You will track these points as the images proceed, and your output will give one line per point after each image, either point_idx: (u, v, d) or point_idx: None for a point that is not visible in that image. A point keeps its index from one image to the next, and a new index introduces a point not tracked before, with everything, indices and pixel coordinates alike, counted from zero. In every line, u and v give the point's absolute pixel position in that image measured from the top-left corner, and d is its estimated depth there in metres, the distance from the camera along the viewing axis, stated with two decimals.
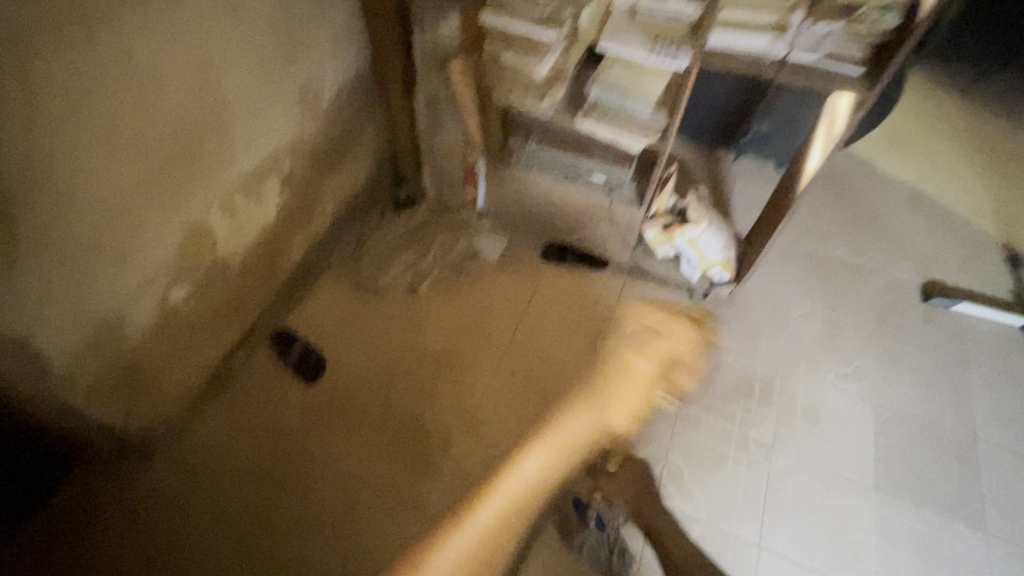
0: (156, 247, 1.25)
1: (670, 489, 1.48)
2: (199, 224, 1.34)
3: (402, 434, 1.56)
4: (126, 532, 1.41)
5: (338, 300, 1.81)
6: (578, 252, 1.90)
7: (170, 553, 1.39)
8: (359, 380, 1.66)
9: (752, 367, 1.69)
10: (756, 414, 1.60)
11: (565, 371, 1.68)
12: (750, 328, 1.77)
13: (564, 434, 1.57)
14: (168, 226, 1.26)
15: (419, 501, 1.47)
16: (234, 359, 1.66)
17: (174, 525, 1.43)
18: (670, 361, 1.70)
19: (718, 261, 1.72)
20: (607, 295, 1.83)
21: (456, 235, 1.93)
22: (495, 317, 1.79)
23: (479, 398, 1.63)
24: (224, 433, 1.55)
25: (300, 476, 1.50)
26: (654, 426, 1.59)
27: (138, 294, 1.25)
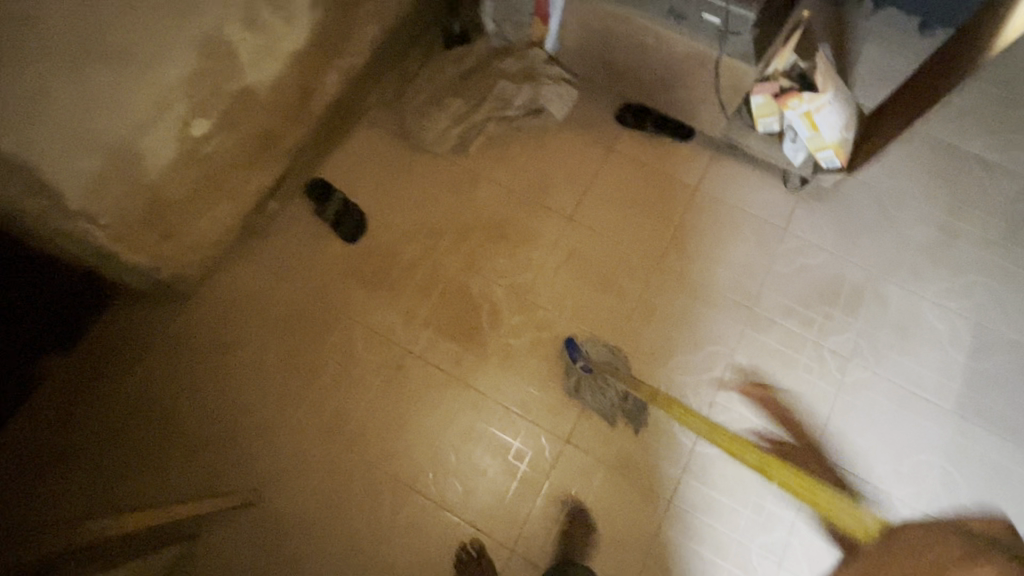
0: (169, 62, 1.00)
1: (729, 390, 1.37)
2: (223, 37, 1.07)
3: (448, 306, 1.45)
4: (164, 376, 1.39)
5: (379, 152, 1.61)
6: (662, 118, 1.62)
7: (214, 397, 1.38)
8: (402, 244, 1.51)
9: (843, 270, 1.49)
10: (837, 321, 1.43)
11: (629, 255, 1.50)
12: (847, 226, 1.53)
13: (621, 323, 1.44)
14: (178, 32, 0.99)
15: (461, 374, 1.41)
16: (267, 210, 1.50)
17: (213, 375, 1.40)
18: (748, 255, 1.50)
19: (831, 145, 1.42)
20: (686, 172, 1.59)
21: (517, 83, 1.62)
22: (555, 187, 1.58)
23: (532, 276, 1.48)
24: (263, 285, 1.47)
25: (340, 337, 1.43)
26: (721, 323, 1.43)
27: (154, 122, 1.03)
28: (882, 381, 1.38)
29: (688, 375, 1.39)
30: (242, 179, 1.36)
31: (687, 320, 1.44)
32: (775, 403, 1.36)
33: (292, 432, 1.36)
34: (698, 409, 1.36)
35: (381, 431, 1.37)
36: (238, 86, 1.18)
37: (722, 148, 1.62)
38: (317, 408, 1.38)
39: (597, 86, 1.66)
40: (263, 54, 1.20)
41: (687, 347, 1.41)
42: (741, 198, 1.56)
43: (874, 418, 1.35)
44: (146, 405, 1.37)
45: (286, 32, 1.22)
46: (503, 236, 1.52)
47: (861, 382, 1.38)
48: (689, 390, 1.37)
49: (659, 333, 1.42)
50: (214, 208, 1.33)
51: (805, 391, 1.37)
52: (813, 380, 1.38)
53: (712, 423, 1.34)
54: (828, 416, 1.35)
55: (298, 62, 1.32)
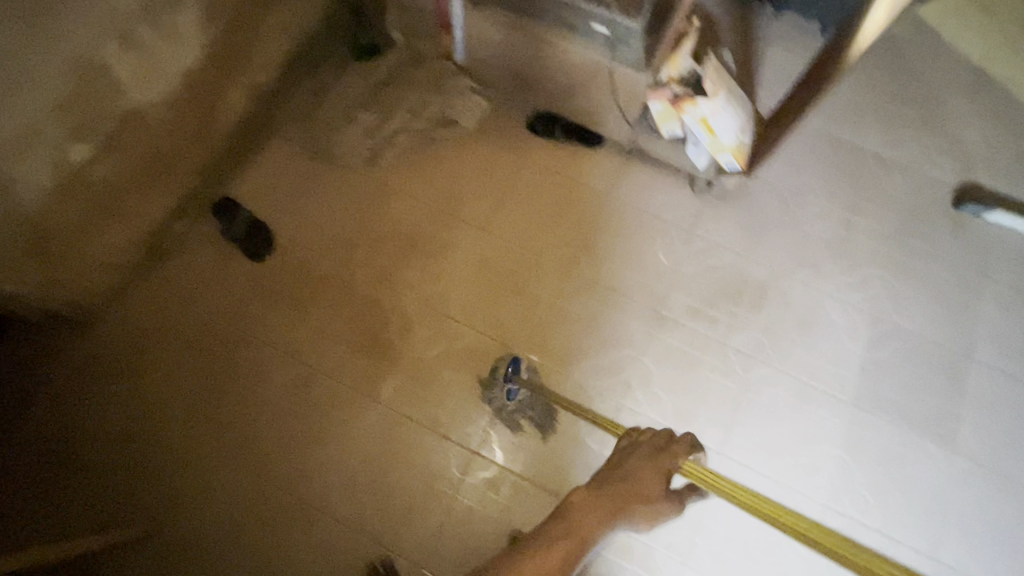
0: (34, 87, 0.97)
1: (636, 392, 1.39)
2: (97, 63, 1.06)
3: (358, 319, 1.45)
4: (66, 403, 1.35)
5: (291, 167, 1.60)
6: (571, 125, 1.64)
7: (116, 424, 1.34)
8: (311, 260, 1.50)
9: (747, 269, 1.52)
10: (741, 319, 1.47)
11: (541, 261, 1.51)
12: (752, 225, 1.57)
13: (533, 330, 1.45)
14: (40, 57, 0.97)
15: (371, 389, 1.39)
16: (172, 230, 1.49)
17: (116, 400, 1.35)
18: (657, 258, 1.53)
19: (730, 147, 1.47)
20: (596, 177, 1.61)
21: (427, 94, 1.61)
22: (467, 196, 1.58)
23: (443, 286, 1.48)
24: (167, 307, 1.44)
25: (248, 356, 1.40)
26: (629, 325, 1.45)
27: (23, 148, 1.01)
28: (784, 376, 1.42)
29: (597, 379, 1.40)
30: (138, 200, 1.34)
31: (597, 324, 1.46)
32: (681, 402, 1.39)
33: (199, 455, 1.33)
34: (606, 411, 1.38)
35: (292, 449, 1.35)
36: (122, 109, 1.17)
37: (632, 153, 1.65)
38: (226, 429, 1.35)
39: (508, 95, 1.67)
40: (149, 75, 1.19)
41: (596, 351, 1.43)
42: (650, 201, 1.59)
43: (776, 413, 1.39)
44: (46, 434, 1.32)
45: (173, 53, 1.22)
46: (415, 247, 1.52)
47: (764, 378, 1.42)
48: (598, 393, 1.39)
49: (569, 339, 1.44)
50: (105, 232, 1.30)
51: (709, 388, 1.40)
52: (718, 378, 1.41)
53: (619, 426, 1.37)
54: (731, 412, 1.38)
55: (192, 81, 1.31)
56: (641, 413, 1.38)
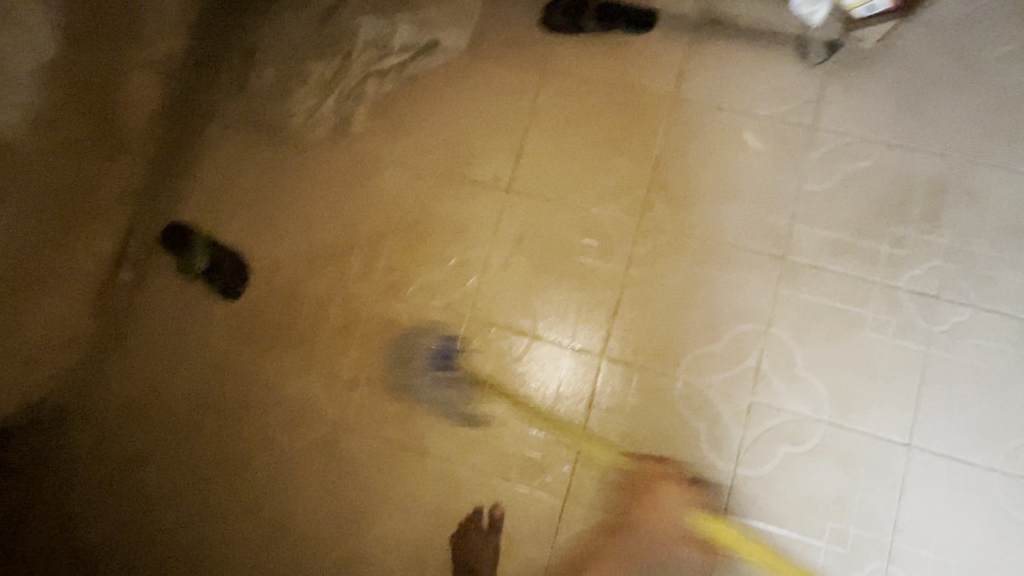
0: None
1: (772, 381, 0.98)
2: None
3: (374, 352, 1.09)
4: (54, 527, 1.07)
5: (237, 162, 1.18)
6: (606, 5, 1.11)
7: (119, 538, 1.07)
8: (297, 282, 1.12)
9: (911, 165, 1.01)
10: (911, 245, 0.99)
11: (601, 218, 1.07)
12: (908, 94, 1.03)
13: (609, 318, 1.05)
14: None
15: (417, 440, 1.06)
16: (120, 281, 1.12)
17: (114, 507, 1.08)
18: (768, 179, 1.05)
19: None
20: (658, 77, 1.10)
21: (393, 13, 1.13)
22: (478, 149, 1.12)
23: (475, 284, 1.08)
24: (138, 382, 1.12)
25: (252, 424, 1.09)
26: (745, 286, 1.02)
27: None
28: (991, 316, 0.96)
29: (711, 372, 1.00)
30: (57, 255, 1.01)
31: (696, 294, 1.03)
32: (840, 382, 0.97)
33: (225, 558, 1.06)
34: (732, 414, 0.99)
35: (333, 532, 1.05)
36: None
37: (702, 27, 1.11)
38: (249, 522, 1.06)
39: None
40: None
41: (702, 333, 1.02)
42: (743, 95, 1.08)
43: (987, 373, 0.95)
44: (40, 564, 1.06)
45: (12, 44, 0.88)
46: (426, 236, 1.11)
47: (961, 326, 0.96)
48: (717, 392, 1.00)
49: (662, 321, 1.03)
50: (31, 307, 0.99)
51: (878, 355, 0.97)
52: (890, 339, 0.97)
53: (756, 432, 0.97)
54: (918, 385, 0.95)
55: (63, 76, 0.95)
56: (785, 409, 0.97)
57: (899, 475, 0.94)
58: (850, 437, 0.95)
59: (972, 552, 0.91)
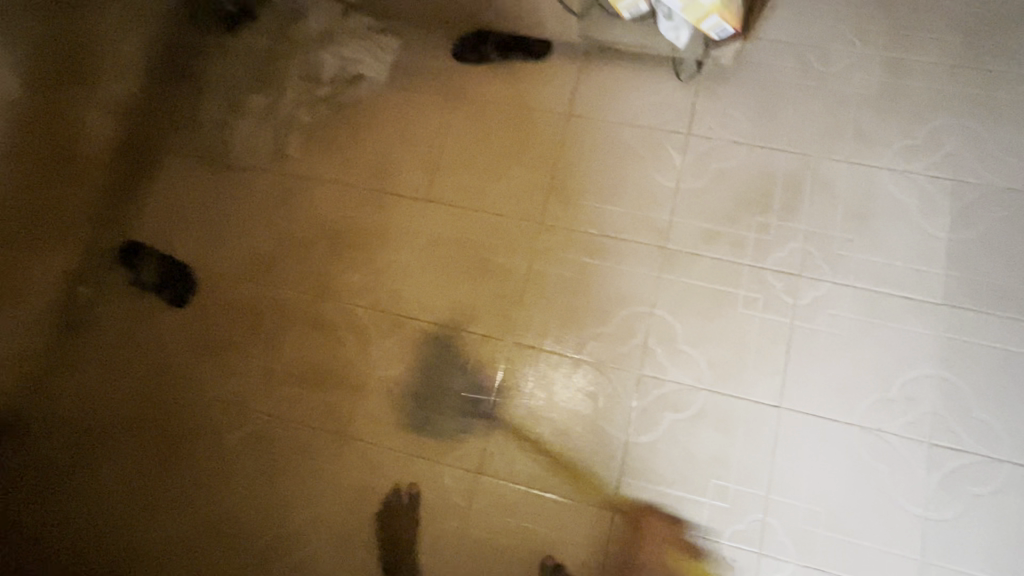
0: None
1: (658, 356, 1.10)
2: None
3: (305, 348, 1.20)
4: (11, 522, 1.17)
5: (183, 184, 1.30)
6: (506, 38, 1.27)
7: (70, 532, 1.15)
8: (237, 288, 1.24)
9: (770, 162, 1.16)
10: (773, 231, 1.13)
11: (505, 220, 1.20)
12: (764, 102, 1.19)
13: (515, 308, 1.16)
14: None
15: (344, 428, 1.15)
16: (79, 295, 1.25)
17: (65, 503, 1.17)
18: (649, 180, 1.18)
19: (717, 8, 1.06)
20: (552, 96, 1.26)
21: (320, 51, 1.29)
22: (398, 163, 1.26)
23: (395, 282, 1.20)
24: (91, 386, 1.22)
25: (194, 419, 1.19)
26: (632, 274, 1.14)
27: None
28: (845, 289, 1.09)
29: (605, 350, 1.12)
30: None
31: (590, 283, 1.14)
32: (718, 355, 1.08)
33: (166, 547, 1.14)
34: (623, 387, 1.10)
35: (266, 517, 1.13)
36: None
37: (590, 52, 1.27)
38: (189, 511, 1.15)
39: (421, 26, 1.33)
40: None
41: (596, 317, 1.13)
42: (626, 110, 1.23)
43: (843, 340, 1.07)
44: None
45: None
46: (352, 243, 1.23)
47: (819, 300, 1.09)
48: (610, 369, 1.11)
49: (561, 309, 1.15)
50: None
51: (749, 328, 1.09)
52: (759, 315, 1.09)
53: (644, 403, 1.08)
54: (784, 353, 1.07)
55: None
56: (669, 380, 1.08)
57: (771, 434, 1.04)
58: (727, 402, 1.06)
59: (838, 500, 1.01)
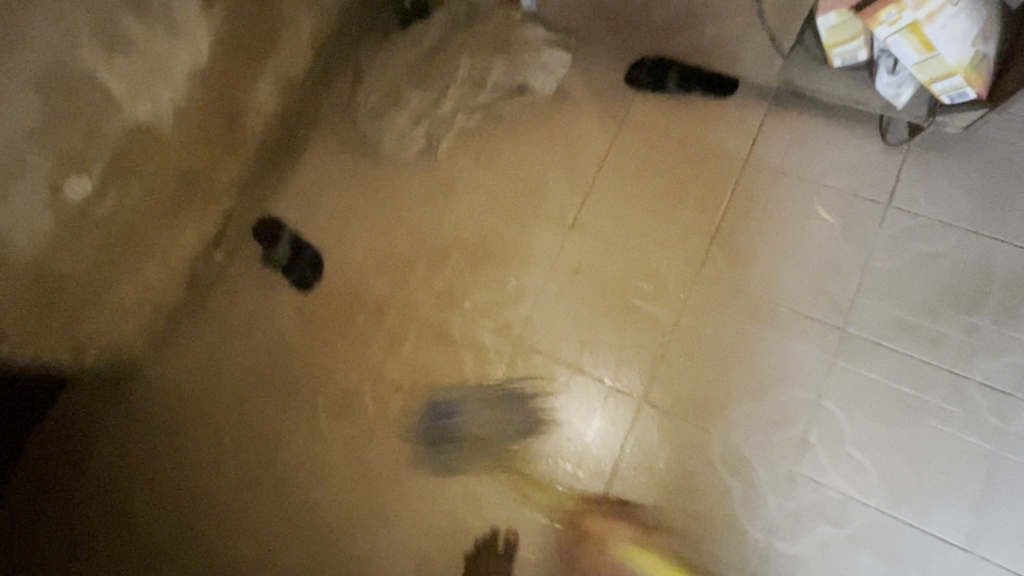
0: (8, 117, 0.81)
1: (819, 454, 0.95)
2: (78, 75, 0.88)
3: (423, 359, 1.14)
4: (111, 469, 1.18)
5: (332, 170, 1.30)
6: (691, 69, 1.17)
7: (165, 493, 1.15)
8: (364, 283, 1.21)
9: (991, 256, 0.99)
10: (986, 337, 0.96)
11: (660, 265, 1.09)
12: (989, 187, 1.02)
13: (654, 363, 1.05)
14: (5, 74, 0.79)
15: (449, 453, 1.08)
16: (213, 261, 1.25)
17: (166, 464, 1.17)
18: (833, 252, 1.04)
19: (961, 68, 0.91)
20: (732, 140, 1.14)
21: (491, 55, 1.23)
22: (551, 185, 1.18)
23: (528, 308, 1.12)
24: (210, 352, 1.23)
25: (301, 407, 1.16)
26: (801, 354, 1.00)
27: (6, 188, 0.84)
28: None
29: (756, 435, 0.98)
30: (166, 230, 1.11)
31: (745, 352, 1.02)
32: (895, 471, 0.92)
33: (250, 532, 1.11)
34: (770, 480, 0.96)
35: (352, 529, 1.08)
36: (120, 125, 0.96)
37: (781, 96, 1.14)
38: (278, 502, 1.11)
39: (597, 42, 1.24)
40: (145, 78, 0.96)
41: (748, 395, 1.00)
42: (816, 167, 1.09)
43: None
44: (95, 503, 1.16)
45: (174, 49, 0.98)
46: (488, 258, 1.17)
47: None
48: (757, 456, 0.97)
49: (709, 375, 1.02)
50: (138, 274, 1.10)
51: (940, 447, 0.92)
52: (955, 434, 0.92)
53: (795, 505, 0.94)
54: (980, 488, 0.90)
55: (209, 80, 1.06)
56: (828, 486, 0.94)
57: None
58: (900, 530, 0.90)
59: None
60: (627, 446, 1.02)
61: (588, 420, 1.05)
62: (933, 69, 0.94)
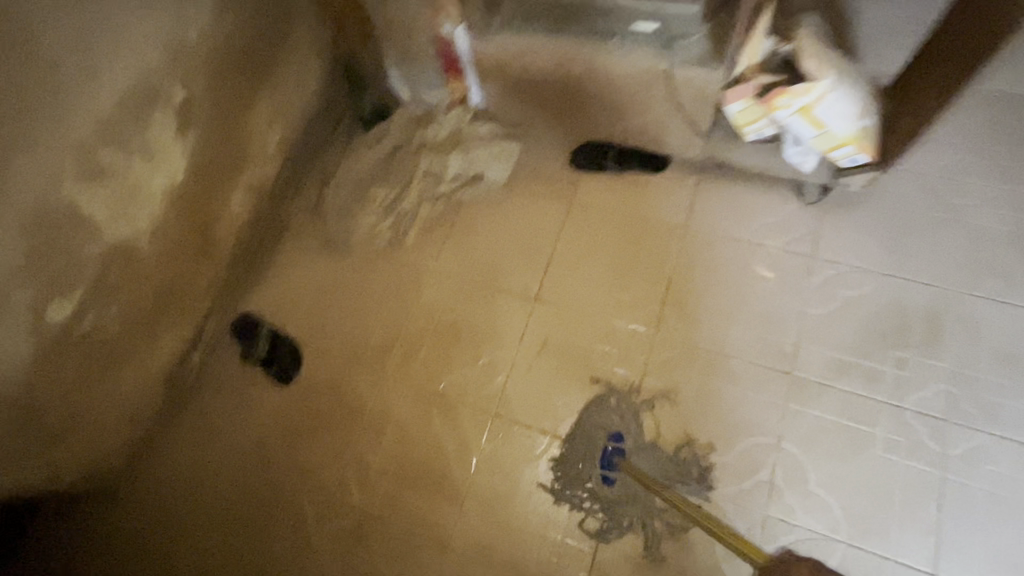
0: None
1: (785, 494, 1.01)
2: (67, 208, 0.93)
3: (405, 441, 1.17)
4: None
5: (304, 266, 1.37)
6: (626, 151, 1.32)
7: None
8: (341, 371, 1.25)
9: (906, 294, 1.11)
10: (915, 367, 1.06)
11: (620, 328, 1.18)
12: (896, 234, 1.16)
13: (624, 422, 1.11)
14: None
15: (441, 534, 1.10)
16: (192, 363, 1.28)
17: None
18: (771, 304, 1.15)
19: (850, 139, 1.08)
20: (670, 209, 1.26)
21: (447, 150, 1.35)
22: (512, 263, 1.28)
23: (502, 381, 1.18)
24: (193, 454, 1.23)
25: (286, 503, 1.17)
26: (756, 400, 1.08)
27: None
28: (1002, 444, 1.00)
29: (726, 482, 1.04)
30: (145, 341, 1.14)
31: (707, 403, 1.10)
32: (856, 502, 0.99)
33: None
34: (746, 526, 1.01)
35: None
36: (103, 248, 1.00)
37: (708, 168, 1.29)
38: None
39: (542, 132, 1.38)
40: (123, 202, 1.02)
41: (714, 443, 1.07)
42: (746, 227, 1.22)
43: (1005, 502, 0.97)
44: None
45: (151, 173, 1.05)
46: (461, 336, 1.24)
47: (973, 451, 1.00)
48: (730, 503, 1.03)
49: (676, 428, 1.09)
50: (117, 385, 1.11)
51: (893, 476, 1.00)
52: (903, 461, 1.00)
53: (772, 547, 0.99)
54: (937, 512, 0.97)
55: (184, 197, 1.13)
56: (800, 526, 0.99)
57: None
58: (873, 561, 0.96)
59: None
60: (607, 504, 1.07)
61: (569, 485, 1.09)
62: (828, 141, 1.10)
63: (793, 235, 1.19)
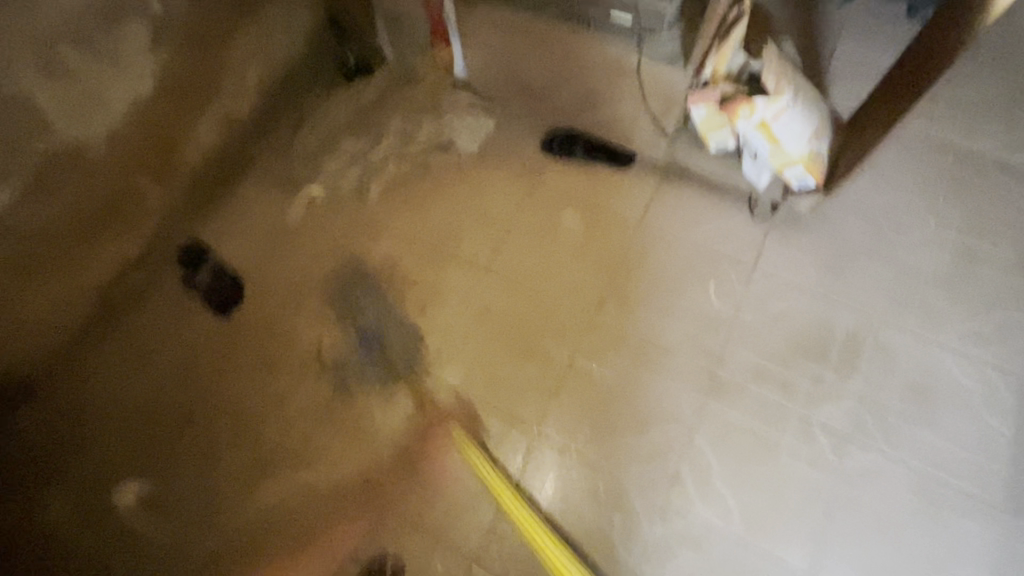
0: None
1: (687, 485, 1.06)
2: (16, 95, 0.90)
3: (332, 387, 1.18)
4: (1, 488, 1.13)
5: (261, 203, 1.36)
6: (595, 142, 1.32)
7: (51, 518, 1.11)
8: (280, 311, 1.25)
9: (831, 314, 1.16)
10: (826, 383, 1.11)
11: (560, 308, 1.20)
12: (831, 257, 1.21)
13: (548, 397, 1.14)
14: None
15: (351, 482, 1.11)
16: (130, 282, 1.26)
17: (58, 486, 1.13)
18: (706, 306, 1.19)
19: (801, 159, 1.13)
20: (627, 205, 1.29)
21: (423, 113, 1.36)
22: (466, 232, 1.29)
23: (437, 342, 1.20)
24: (116, 372, 1.21)
25: (204, 432, 1.16)
26: (676, 394, 1.12)
27: None
28: (894, 465, 1.06)
29: (634, 466, 1.08)
30: (85, 248, 1.12)
31: (632, 391, 1.13)
32: (751, 501, 1.04)
33: (134, 561, 1.08)
34: (644, 509, 1.05)
35: (241, 556, 1.08)
36: (51, 144, 0.98)
37: (669, 171, 1.33)
38: (161, 535, 1.10)
39: (518, 111, 1.40)
40: (79, 101, 0.99)
41: (629, 429, 1.10)
42: (695, 231, 1.26)
43: (886, 518, 1.03)
44: None
45: (114, 78, 1.03)
46: (404, 295, 1.24)
47: (866, 468, 1.06)
48: (634, 487, 1.06)
49: (597, 411, 1.12)
50: (47, 287, 1.08)
51: (789, 481, 1.05)
52: (801, 468, 1.06)
53: (665, 533, 1.03)
54: (823, 519, 1.03)
55: (147, 110, 1.12)
56: (695, 516, 1.04)
57: None
58: (757, 557, 1.01)
59: None
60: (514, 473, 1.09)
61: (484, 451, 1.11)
62: (783, 158, 1.14)
63: (737, 245, 1.24)
